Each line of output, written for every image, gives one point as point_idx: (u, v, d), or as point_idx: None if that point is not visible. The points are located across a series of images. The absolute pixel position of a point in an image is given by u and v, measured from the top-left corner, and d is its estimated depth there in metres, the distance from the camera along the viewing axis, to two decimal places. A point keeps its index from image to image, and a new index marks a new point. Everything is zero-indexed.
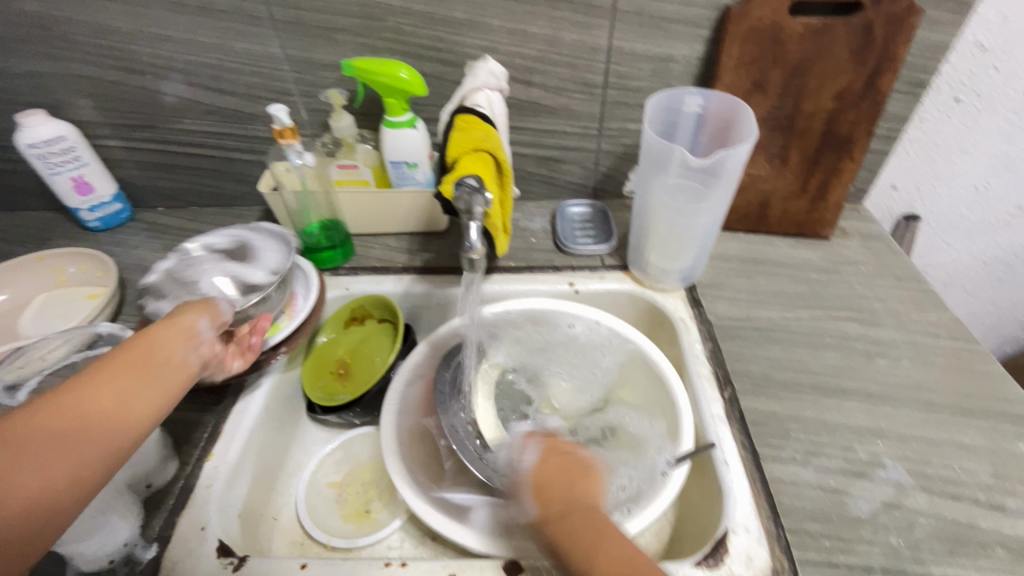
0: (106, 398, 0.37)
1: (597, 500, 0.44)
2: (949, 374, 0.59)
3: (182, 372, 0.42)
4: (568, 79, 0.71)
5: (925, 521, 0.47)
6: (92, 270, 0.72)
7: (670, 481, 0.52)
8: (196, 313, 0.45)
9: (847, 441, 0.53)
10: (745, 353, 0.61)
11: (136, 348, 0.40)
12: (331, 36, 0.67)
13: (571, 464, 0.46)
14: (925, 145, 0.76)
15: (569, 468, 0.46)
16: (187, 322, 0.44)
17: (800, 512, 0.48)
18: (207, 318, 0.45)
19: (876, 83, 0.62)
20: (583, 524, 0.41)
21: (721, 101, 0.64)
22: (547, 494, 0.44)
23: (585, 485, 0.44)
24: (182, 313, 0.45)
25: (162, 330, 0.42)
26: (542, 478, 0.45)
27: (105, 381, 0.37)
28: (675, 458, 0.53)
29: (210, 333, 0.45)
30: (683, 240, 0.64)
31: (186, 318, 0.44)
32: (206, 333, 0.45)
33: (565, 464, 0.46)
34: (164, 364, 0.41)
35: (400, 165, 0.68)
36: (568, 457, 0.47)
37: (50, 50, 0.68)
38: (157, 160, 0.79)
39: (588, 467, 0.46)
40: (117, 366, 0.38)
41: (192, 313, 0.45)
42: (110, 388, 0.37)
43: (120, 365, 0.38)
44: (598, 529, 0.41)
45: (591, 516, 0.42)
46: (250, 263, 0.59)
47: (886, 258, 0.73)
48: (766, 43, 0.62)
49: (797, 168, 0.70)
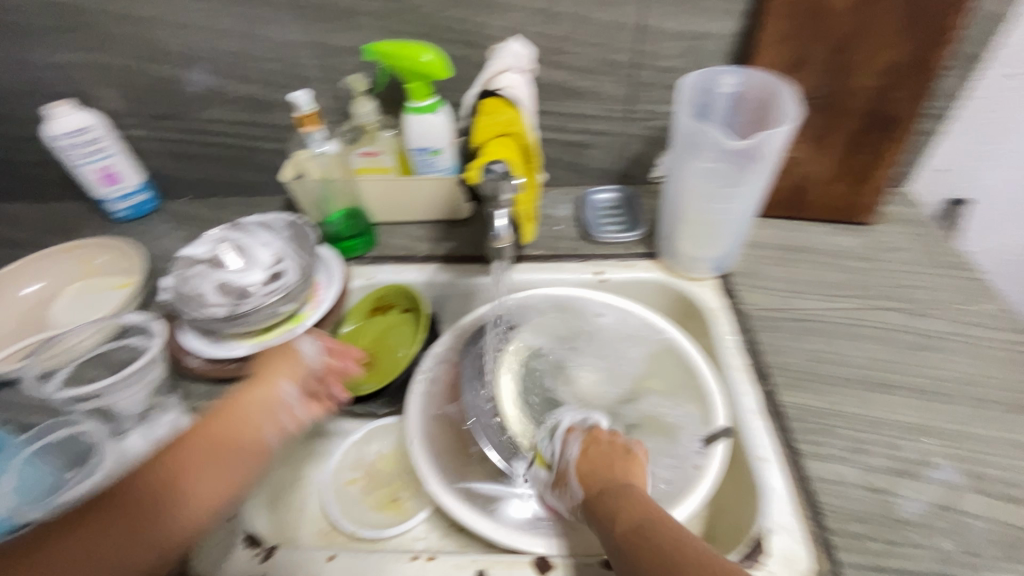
0: (214, 446, 0.42)
1: (637, 483, 0.48)
2: (1004, 368, 0.56)
3: (264, 440, 0.44)
4: (596, 60, 0.68)
5: (979, 524, 0.45)
6: (121, 261, 0.72)
7: (709, 471, 0.50)
8: (284, 373, 0.48)
9: (893, 439, 0.50)
10: (782, 345, 0.59)
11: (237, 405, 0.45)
12: (352, 20, 0.66)
13: (612, 455, 0.52)
14: (977, 124, 0.72)
15: (609, 458, 0.51)
16: (273, 384, 0.47)
17: (845, 513, 0.46)
18: (291, 381, 0.48)
19: (927, 57, 0.58)
20: (620, 498, 0.46)
21: (759, 80, 0.61)
22: (590, 477, 0.50)
23: (626, 469, 0.50)
24: (270, 373, 0.48)
25: (252, 393, 0.46)
26: (584, 464, 0.51)
27: (198, 441, 0.41)
28: (707, 441, 0.53)
29: (293, 394, 0.47)
30: (718, 226, 0.62)
31: (274, 377, 0.48)
32: (289, 396, 0.47)
33: (605, 453, 0.52)
34: (248, 426, 0.44)
35: (422, 151, 0.67)
36: (604, 447, 0.53)
37: (76, 40, 0.69)
38: (181, 149, 0.79)
39: (625, 454, 0.52)
40: (214, 427, 0.43)
41: (281, 371, 0.48)
42: (201, 449, 0.41)
43: (211, 428, 0.43)
44: (629, 497, 0.45)
45: (623, 489, 0.47)
46: (241, 266, 0.60)
47: (933, 246, 0.69)
48: (807, 16, 0.58)
49: (838, 151, 0.66)
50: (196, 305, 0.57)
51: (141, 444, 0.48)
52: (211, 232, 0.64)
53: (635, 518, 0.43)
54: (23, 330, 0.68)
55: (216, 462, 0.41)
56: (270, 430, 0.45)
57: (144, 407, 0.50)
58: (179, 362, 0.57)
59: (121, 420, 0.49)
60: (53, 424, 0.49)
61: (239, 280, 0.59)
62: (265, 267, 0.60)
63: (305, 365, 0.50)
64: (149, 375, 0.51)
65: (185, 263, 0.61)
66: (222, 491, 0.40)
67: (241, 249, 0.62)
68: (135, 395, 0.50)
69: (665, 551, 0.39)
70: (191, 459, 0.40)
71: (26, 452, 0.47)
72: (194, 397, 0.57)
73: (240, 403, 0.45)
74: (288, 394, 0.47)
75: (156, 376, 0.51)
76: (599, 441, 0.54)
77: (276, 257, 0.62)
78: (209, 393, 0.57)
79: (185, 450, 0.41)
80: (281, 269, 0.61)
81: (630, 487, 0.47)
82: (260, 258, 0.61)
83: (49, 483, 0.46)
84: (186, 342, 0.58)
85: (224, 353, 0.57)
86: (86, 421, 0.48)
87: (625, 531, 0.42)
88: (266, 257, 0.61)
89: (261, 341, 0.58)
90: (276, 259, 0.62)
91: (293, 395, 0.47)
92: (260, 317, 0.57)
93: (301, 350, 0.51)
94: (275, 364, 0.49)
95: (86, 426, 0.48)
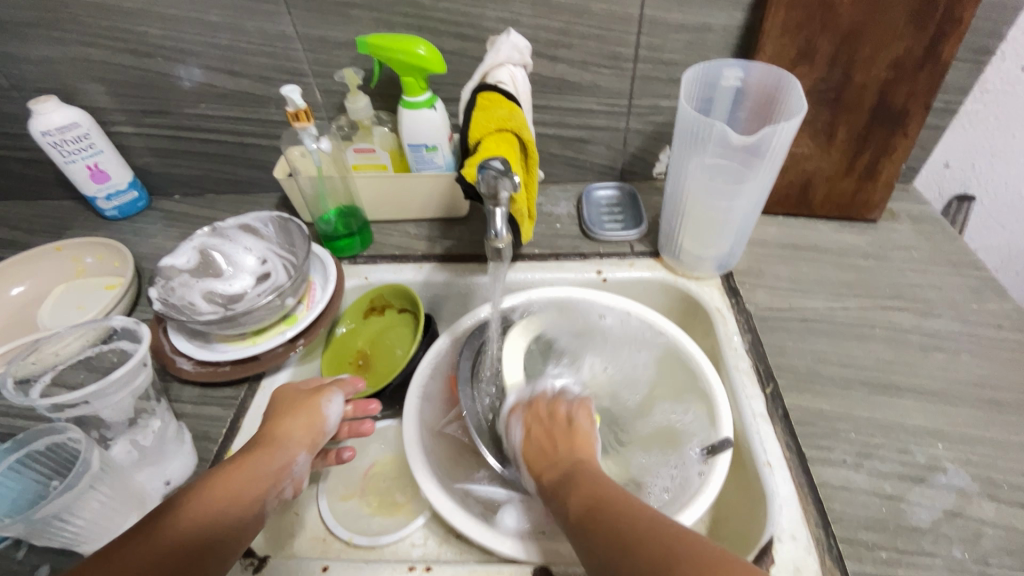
0: (237, 498, 0.42)
1: (583, 456, 0.48)
2: (1014, 370, 0.54)
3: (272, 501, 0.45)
4: (596, 53, 0.66)
5: (991, 531, 0.43)
6: (110, 260, 0.71)
7: (712, 478, 0.48)
8: (301, 428, 0.49)
9: (903, 443, 0.49)
10: (788, 346, 0.57)
11: (257, 461, 0.46)
12: (345, 12, 0.64)
13: (554, 429, 0.52)
14: (986, 119, 0.70)
15: (551, 436, 0.51)
16: (290, 441, 0.48)
17: (853, 520, 0.44)
18: (307, 451, 0.49)
19: (936, 50, 0.56)
20: (567, 473, 0.47)
21: (765, 74, 0.59)
22: (539, 457, 0.50)
23: (570, 443, 0.50)
24: (287, 426, 0.49)
25: (271, 448, 0.47)
26: (530, 446, 0.52)
27: (220, 487, 0.42)
28: (711, 449, 0.50)
29: (308, 453, 0.49)
30: (721, 225, 0.60)
31: (291, 429, 0.49)
32: (301, 463, 0.48)
33: (547, 428, 0.52)
34: (263, 482, 0.45)
35: (418, 148, 0.65)
36: (546, 420, 0.53)
37: (61, 34, 0.67)
38: (171, 146, 0.77)
39: (569, 427, 0.52)
40: (234, 474, 0.43)
41: (298, 424, 0.50)
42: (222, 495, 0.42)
43: (235, 476, 0.43)
44: (578, 475, 0.45)
45: (572, 468, 0.47)
46: (230, 271, 0.61)
47: (941, 243, 0.68)
48: (815, 7, 0.56)
49: (844, 146, 0.64)
50: (188, 311, 0.57)
51: (129, 453, 0.49)
52: (189, 240, 0.62)
53: (586, 492, 0.43)
54: (11, 332, 0.66)
55: (236, 513, 0.42)
56: (281, 488, 0.46)
57: (132, 413, 0.49)
58: (169, 365, 0.57)
59: (109, 427, 0.48)
60: (33, 432, 0.46)
61: (228, 289, 0.60)
62: (255, 269, 0.62)
63: (325, 422, 0.51)
64: (136, 380, 0.48)
65: (167, 273, 0.60)
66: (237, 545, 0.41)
67: (224, 255, 0.62)
68: (120, 403, 0.48)
69: (623, 518, 0.39)
70: (213, 507, 0.41)
71: (6, 460, 0.44)
72: (184, 400, 0.57)
73: (258, 454, 0.46)
74: (301, 462, 0.48)
75: (143, 380, 0.49)
76: (541, 417, 0.54)
77: (264, 257, 0.63)
78: (202, 397, 0.57)
79: (209, 495, 0.41)
80: (270, 267, 0.63)
81: (580, 463, 0.47)
82: (247, 262, 0.63)
83: (33, 495, 0.45)
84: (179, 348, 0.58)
85: (219, 356, 0.57)
86: (69, 429, 0.45)
87: (578, 508, 0.42)
88: (254, 259, 0.63)
89: (255, 343, 0.58)
90: (264, 260, 0.63)
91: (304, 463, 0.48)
92: (253, 320, 0.56)
93: (324, 401, 0.52)
94: (294, 415, 0.50)
95: (68, 435, 0.45)
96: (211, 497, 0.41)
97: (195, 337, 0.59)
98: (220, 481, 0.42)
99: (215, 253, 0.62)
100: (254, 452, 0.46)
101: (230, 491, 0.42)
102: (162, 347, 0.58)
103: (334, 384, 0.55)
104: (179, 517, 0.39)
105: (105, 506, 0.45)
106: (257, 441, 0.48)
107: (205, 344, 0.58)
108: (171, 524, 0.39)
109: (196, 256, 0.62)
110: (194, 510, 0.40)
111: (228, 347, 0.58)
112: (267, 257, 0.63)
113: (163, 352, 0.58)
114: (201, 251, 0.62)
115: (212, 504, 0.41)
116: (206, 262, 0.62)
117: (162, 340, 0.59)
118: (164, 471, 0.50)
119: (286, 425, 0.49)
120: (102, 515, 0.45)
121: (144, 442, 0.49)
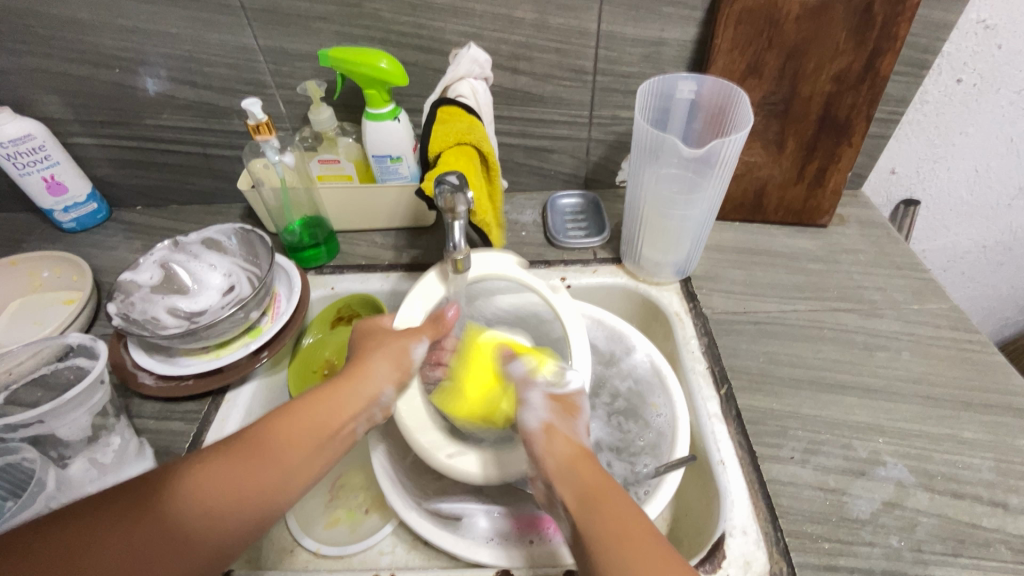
0: (294, 443, 0.44)
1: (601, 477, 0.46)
2: (951, 367, 0.57)
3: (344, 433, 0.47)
4: (556, 66, 0.68)
5: (925, 520, 0.46)
6: (68, 274, 0.69)
7: (661, 488, 0.50)
8: (378, 383, 0.49)
9: (847, 439, 0.52)
10: (742, 349, 0.60)
11: (331, 398, 0.47)
12: (307, 24, 0.64)
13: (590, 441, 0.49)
14: (926, 128, 0.74)
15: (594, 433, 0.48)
16: (378, 375, 0.49)
17: (798, 514, 0.47)
18: (391, 385, 0.50)
19: (875, 65, 0.59)
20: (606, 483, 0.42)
21: (714, 87, 0.62)
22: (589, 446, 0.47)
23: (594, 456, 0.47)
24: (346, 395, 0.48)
25: (356, 379, 0.49)
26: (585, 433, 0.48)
27: (268, 454, 0.42)
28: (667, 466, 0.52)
29: (391, 390, 0.50)
30: (677, 232, 0.62)
31: (349, 395, 0.48)
32: (385, 395, 0.50)
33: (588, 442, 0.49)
34: (338, 414, 0.47)
35: (383, 159, 0.66)
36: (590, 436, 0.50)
37: (13, 44, 0.65)
38: (132, 157, 0.76)
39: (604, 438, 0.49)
40: (297, 421, 0.45)
41: (362, 391, 0.49)
42: (264, 474, 0.41)
43: (302, 418, 0.45)
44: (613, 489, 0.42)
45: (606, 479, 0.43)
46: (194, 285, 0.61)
47: (885, 247, 0.71)
48: (762, 24, 0.59)
49: (794, 156, 0.67)
50: (151, 327, 0.57)
51: (87, 470, 0.48)
52: (149, 253, 0.61)
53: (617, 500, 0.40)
54: None
55: (294, 451, 0.44)
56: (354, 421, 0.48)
57: (90, 430, 0.49)
58: (129, 379, 0.57)
59: (65, 445, 0.48)
60: None
61: (192, 305, 0.60)
62: (219, 284, 0.62)
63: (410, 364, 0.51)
64: (93, 398, 0.48)
65: (127, 286, 0.59)
66: (284, 488, 0.42)
67: (186, 265, 0.62)
68: (76, 421, 0.47)
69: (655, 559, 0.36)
70: (267, 449, 0.42)
71: None
72: (146, 415, 0.56)
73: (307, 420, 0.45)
74: (382, 394, 0.50)
75: (101, 398, 0.49)
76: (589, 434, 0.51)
77: (230, 272, 0.63)
78: (164, 411, 0.57)
79: (268, 437, 0.43)
80: (237, 281, 0.62)
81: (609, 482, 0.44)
82: (211, 277, 0.62)
83: None
84: (143, 361, 0.57)
85: (185, 372, 0.57)
86: (25, 449, 0.46)
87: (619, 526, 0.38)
88: (220, 272, 0.63)
89: (218, 356, 0.58)
90: (230, 273, 0.63)
91: (380, 398, 0.50)
92: (214, 334, 0.56)
93: (409, 346, 0.51)
94: (361, 379, 0.49)
95: (24, 454, 0.46)
96: (270, 458, 0.42)
97: (157, 352, 0.59)
98: (280, 424, 0.44)
99: (177, 263, 0.62)
100: (307, 414, 0.46)
101: (274, 471, 0.42)
102: (122, 361, 0.58)
103: (422, 332, 0.53)
104: (217, 484, 0.39)
105: None
106: (348, 368, 0.50)
107: (167, 359, 0.58)
108: (213, 468, 0.40)
109: (159, 264, 0.61)
110: (233, 487, 0.39)
111: (196, 360, 0.58)
112: (235, 269, 0.63)
113: (122, 366, 0.57)
114: (162, 259, 0.61)
115: (270, 467, 0.42)
116: (167, 270, 0.61)
117: (121, 355, 0.58)
118: None
119: (374, 354, 0.50)
120: None
121: (103, 460, 0.49)
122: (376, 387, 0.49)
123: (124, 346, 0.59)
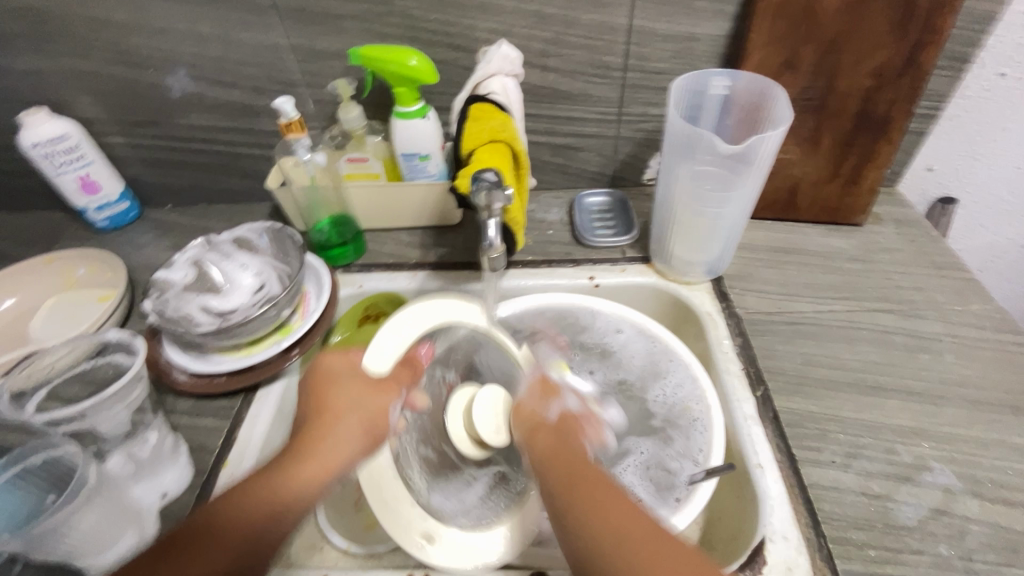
0: (278, 496, 0.42)
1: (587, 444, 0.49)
2: (998, 370, 0.56)
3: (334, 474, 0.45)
4: (585, 62, 0.67)
5: (974, 528, 0.45)
6: (102, 272, 0.70)
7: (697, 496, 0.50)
8: (350, 450, 0.46)
9: (890, 443, 0.50)
10: (777, 350, 0.58)
11: (310, 443, 0.46)
12: (337, 23, 0.65)
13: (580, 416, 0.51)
14: (966, 124, 0.72)
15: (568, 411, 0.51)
16: (353, 416, 0.47)
17: (842, 520, 0.46)
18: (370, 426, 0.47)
19: (917, 59, 0.58)
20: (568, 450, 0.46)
21: (750, 83, 0.60)
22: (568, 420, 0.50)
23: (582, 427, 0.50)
24: (310, 469, 0.44)
25: (333, 421, 0.46)
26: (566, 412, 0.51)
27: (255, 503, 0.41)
28: (704, 472, 0.51)
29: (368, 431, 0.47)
30: (710, 231, 0.61)
31: (329, 439, 0.46)
32: (364, 434, 0.47)
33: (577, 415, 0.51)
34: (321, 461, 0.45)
35: (411, 157, 0.65)
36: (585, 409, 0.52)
37: (50, 46, 0.67)
38: (163, 157, 0.77)
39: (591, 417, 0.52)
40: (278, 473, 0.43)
41: (328, 463, 0.45)
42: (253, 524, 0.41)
43: (284, 469, 0.44)
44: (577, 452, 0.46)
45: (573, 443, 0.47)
46: (225, 285, 0.60)
47: (924, 246, 0.69)
48: (800, 18, 0.57)
49: (830, 152, 0.66)
50: (183, 322, 0.57)
51: (125, 465, 0.48)
52: (183, 252, 0.63)
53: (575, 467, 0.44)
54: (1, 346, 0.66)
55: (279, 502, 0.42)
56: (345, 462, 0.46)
57: (129, 426, 0.49)
58: (164, 376, 0.57)
59: (106, 439, 0.48)
60: (28, 447, 0.46)
61: (224, 304, 0.59)
62: (250, 284, 0.61)
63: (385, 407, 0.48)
64: (132, 394, 0.49)
65: (161, 283, 0.60)
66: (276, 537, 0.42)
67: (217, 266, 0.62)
68: (117, 415, 0.48)
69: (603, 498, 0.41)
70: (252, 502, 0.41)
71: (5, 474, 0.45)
72: (180, 412, 0.57)
73: (274, 485, 0.43)
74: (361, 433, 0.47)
75: (140, 394, 0.49)
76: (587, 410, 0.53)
77: (260, 273, 0.62)
78: (197, 408, 0.57)
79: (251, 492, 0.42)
80: (267, 282, 0.62)
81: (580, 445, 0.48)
82: (240, 276, 0.61)
83: (30, 510, 0.44)
84: (176, 357, 0.58)
85: (218, 367, 0.57)
86: (67, 443, 0.46)
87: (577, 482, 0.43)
88: (251, 272, 0.62)
89: (250, 353, 0.59)
90: (261, 274, 0.62)
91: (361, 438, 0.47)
92: (248, 330, 0.57)
93: (387, 408, 0.48)
94: (328, 448, 0.45)
95: (67, 449, 0.45)
96: (254, 509, 0.41)
97: (190, 349, 0.59)
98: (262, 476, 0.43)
99: (208, 262, 0.62)
100: (267, 486, 0.42)
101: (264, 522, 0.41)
102: (157, 359, 0.58)
103: (399, 382, 0.50)
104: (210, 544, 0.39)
105: (103, 520, 0.45)
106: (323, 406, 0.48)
107: (200, 356, 0.59)
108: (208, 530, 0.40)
109: (193, 264, 0.62)
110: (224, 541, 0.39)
111: (228, 359, 0.58)
112: (264, 271, 0.63)
113: (156, 364, 0.58)
114: (195, 259, 0.62)
115: (255, 516, 0.41)
116: (200, 270, 0.61)
117: (157, 353, 0.59)
118: (161, 483, 0.51)
119: (349, 392, 0.48)
120: (100, 528, 0.45)
121: (142, 455, 0.50)
122: (356, 428, 0.47)
123: (158, 344, 0.60)
